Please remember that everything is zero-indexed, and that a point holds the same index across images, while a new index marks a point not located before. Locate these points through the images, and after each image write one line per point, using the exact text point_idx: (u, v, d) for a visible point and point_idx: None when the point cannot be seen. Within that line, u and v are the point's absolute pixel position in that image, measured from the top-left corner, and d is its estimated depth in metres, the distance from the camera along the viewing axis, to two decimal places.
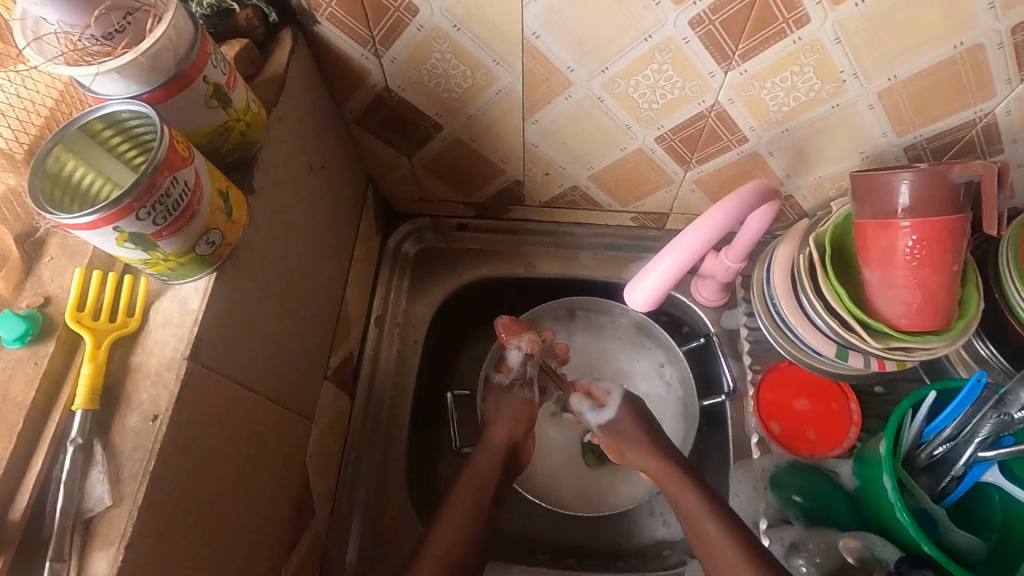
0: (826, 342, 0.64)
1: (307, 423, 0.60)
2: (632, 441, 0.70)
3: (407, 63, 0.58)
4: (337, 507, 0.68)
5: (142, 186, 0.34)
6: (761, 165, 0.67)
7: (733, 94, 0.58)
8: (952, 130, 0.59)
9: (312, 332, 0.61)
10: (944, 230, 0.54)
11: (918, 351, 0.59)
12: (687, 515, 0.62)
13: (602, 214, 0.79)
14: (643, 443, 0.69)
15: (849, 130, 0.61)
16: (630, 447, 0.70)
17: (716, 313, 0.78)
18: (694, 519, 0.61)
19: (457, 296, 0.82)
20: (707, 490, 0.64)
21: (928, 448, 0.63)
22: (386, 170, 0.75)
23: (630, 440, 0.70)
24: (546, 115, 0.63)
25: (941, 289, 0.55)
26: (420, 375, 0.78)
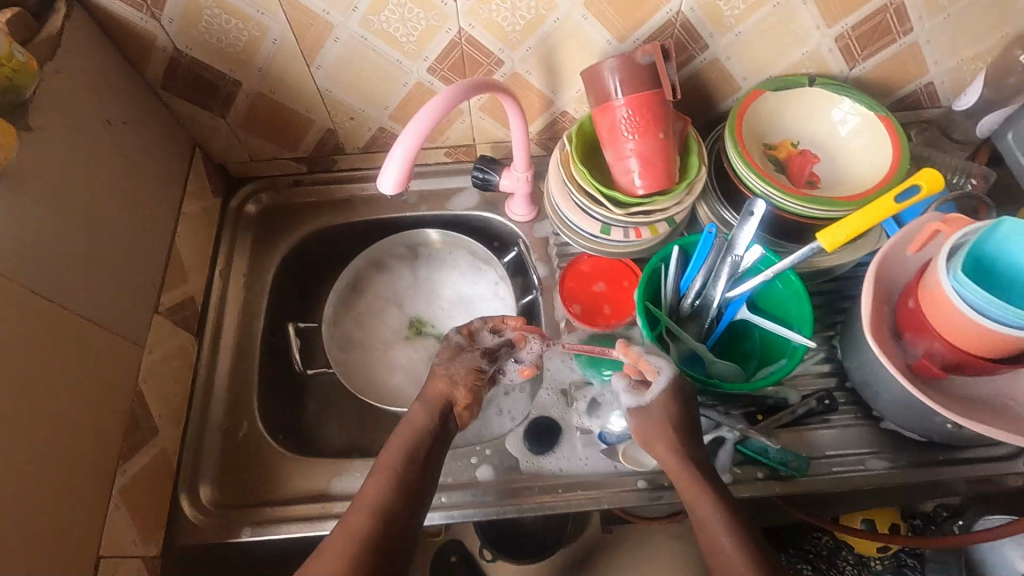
0: (590, 221, 0.75)
1: (137, 349, 0.67)
2: (659, 431, 0.64)
3: (184, 23, 0.66)
4: (192, 435, 0.74)
5: None
6: (525, 84, 0.78)
7: (471, 20, 0.69)
8: (659, 30, 0.72)
9: (133, 269, 0.68)
10: (643, 104, 0.65)
11: (655, 213, 0.71)
12: (699, 516, 0.57)
13: (418, 154, 0.89)
14: (671, 441, 0.63)
15: (578, 40, 0.73)
16: (658, 440, 0.64)
17: (528, 226, 0.89)
18: (709, 524, 0.56)
19: (301, 245, 0.91)
20: (728, 496, 0.58)
21: (686, 299, 0.74)
22: (209, 134, 0.82)
23: (659, 428, 0.64)
24: (325, 59, 0.72)
25: (656, 155, 0.67)
26: (269, 317, 0.86)
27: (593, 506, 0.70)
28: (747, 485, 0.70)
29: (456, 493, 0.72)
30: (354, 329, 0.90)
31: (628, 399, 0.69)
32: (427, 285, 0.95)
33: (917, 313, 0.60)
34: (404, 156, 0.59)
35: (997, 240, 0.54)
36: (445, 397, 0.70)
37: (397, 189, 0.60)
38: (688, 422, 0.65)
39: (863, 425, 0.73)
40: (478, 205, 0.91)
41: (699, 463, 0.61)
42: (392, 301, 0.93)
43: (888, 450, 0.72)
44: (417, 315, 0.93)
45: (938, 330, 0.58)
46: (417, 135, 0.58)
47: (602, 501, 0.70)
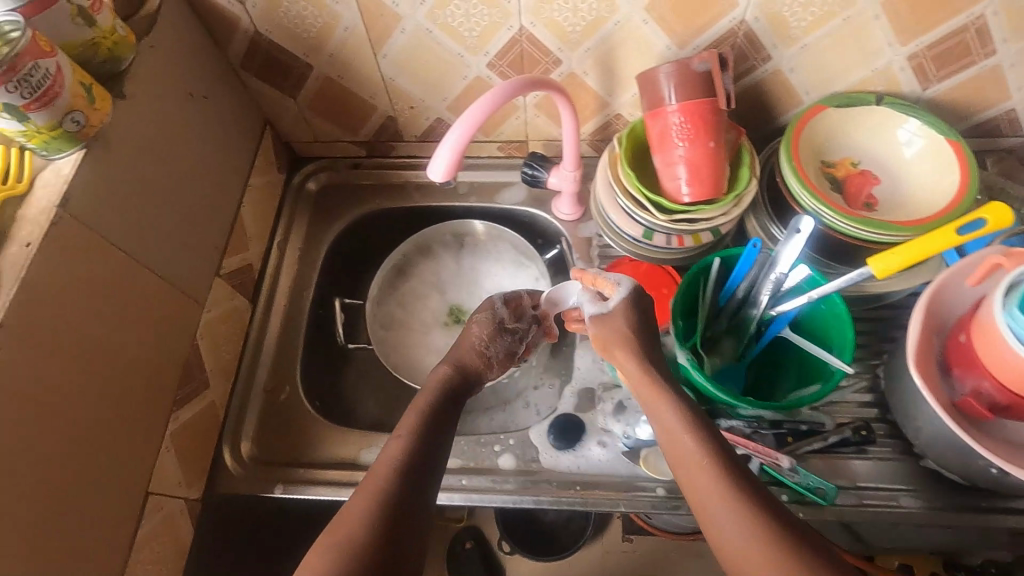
0: (635, 227, 0.75)
1: (198, 306, 0.72)
2: (618, 336, 0.63)
3: (266, 7, 0.71)
4: (238, 392, 0.79)
5: (6, 66, 0.48)
6: (581, 84, 0.79)
7: (533, 18, 0.71)
8: (720, 39, 0.71)
9: (202, 231, 0.73)
10: (697, 111, 0.66)
11: (700, 223, 0.71)
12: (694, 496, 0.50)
13: (473, 146, 0.92)
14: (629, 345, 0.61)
15: (636, 45, 0.73)
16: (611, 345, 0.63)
17: (573, 224, 0.90)
18: (672, 430, 0.54)
19: (354, 225, 0.95)
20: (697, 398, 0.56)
21: (724, 313, 0.73)
22: (280, 114, 0.88)
23: (614, 331, 0.63)
24: (392, 49, 0.76)
25: (704, 162, 0.67)
26: (318, 289, 0.90)
27: (611, 506, 0.70)
28: None
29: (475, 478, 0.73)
30: (395, 308, 0.94)
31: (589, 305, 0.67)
32: (470, 274, 0.98)
33: (965, 348, 0.57)
34: (454, 148, 0.61)
35: None
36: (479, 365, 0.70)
37: (446, 176, 0.63)
38: (644, 330, 0.63)
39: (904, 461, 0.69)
40: (526, 200, 0.93)
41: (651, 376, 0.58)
42: (434, 287, 0.97)
43: (925, 488, 0.68)
44: (456, 303, 0.96)
45: (988, 368, 0.55)
46: (470, 131, 0.61)
47: (620, 505, 0.70)
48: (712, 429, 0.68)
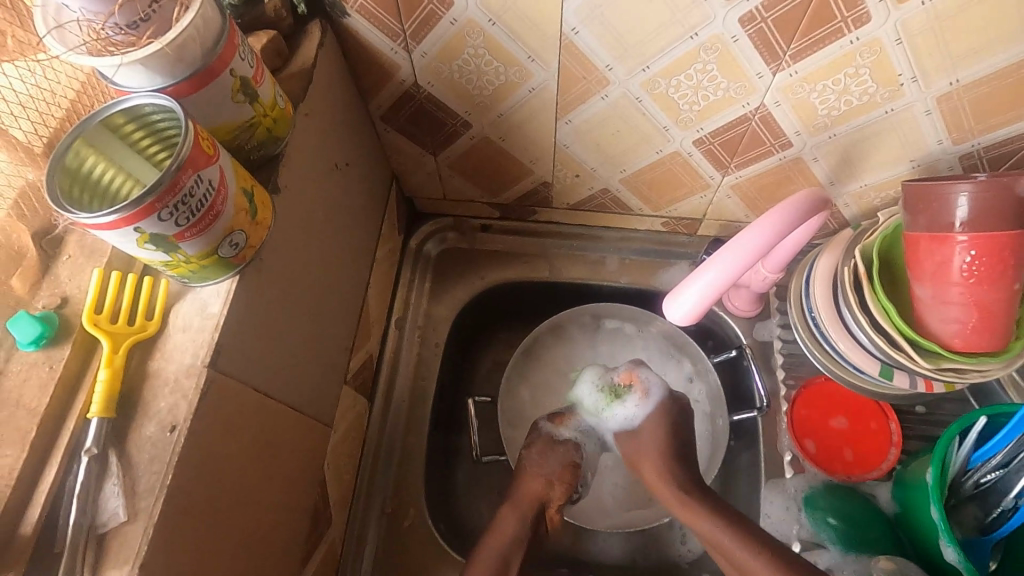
0: (870, 361, 0.61)
1: (327, 428, 0.58)
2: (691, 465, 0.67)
3: (438, 58, 0.55)
4: (355, 518, 0.66)
5: (164, 186, 0.33)
6: (804, 171, 0.63)
7: (780, 97, 0.55)
8: (1012, 139, 0.54)
9: (335, 334, 0.58)
10: (1006, 246, 0.50)
11: (971, 372, 0.56)
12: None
13: (634, 219, 0.77)
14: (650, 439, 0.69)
15: (900, 138, 0.57)
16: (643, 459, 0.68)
17: (748, 323, 0.75)
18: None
19: (480, 299, 0.80)
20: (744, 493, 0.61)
21: (975, 476, 0.59)
22: (411, 168, 0.73)
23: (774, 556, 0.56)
24: (580, 115, 0.60)
25: (999, 308, 0.52)
26: (440, 379, 0.76)
27: None
28: None
29: None
30: (526, 400, 0.79)
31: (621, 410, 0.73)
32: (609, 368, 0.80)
33: None
34: (707, 288, 0.52)
35: None
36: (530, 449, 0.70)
37: (689, 319, 0.54)
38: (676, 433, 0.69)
39: None
40: None
41: (685, 485, 0.64)
42: (566, 377, 0.81)
43: None
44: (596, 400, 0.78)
45: None
46: (734, 266, 0.50)
47: None
48: None
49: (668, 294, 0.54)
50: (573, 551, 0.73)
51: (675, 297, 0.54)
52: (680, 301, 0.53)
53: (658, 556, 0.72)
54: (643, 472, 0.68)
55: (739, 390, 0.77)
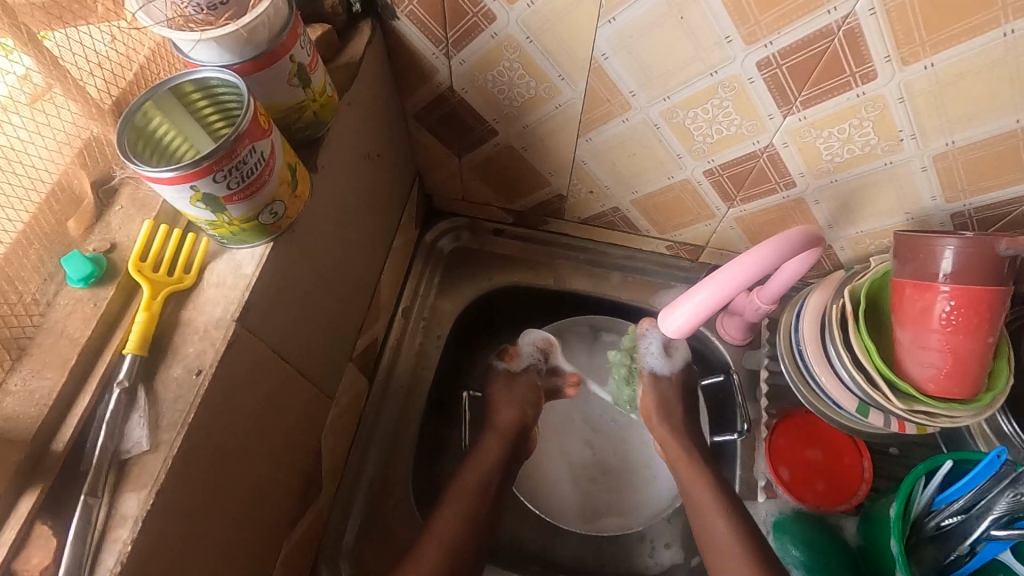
0: (848, 397, 0.64)
1: (328, 399, 0.61)
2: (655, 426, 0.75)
3: (474, 68, 0.59)
4: (342, 490, 0.68)
5: (222, 151, 0.36)
6: (805, 211, 0.67)
7: (788, 138, 0.59)
8: (1002, 203, 0.57)
9: (347, 311, 0.62)
10: (984, 300, 0.54)
11: (942, 417, 0.59)
12: None
13: (640, 239, 0.80)
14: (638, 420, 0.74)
15: (897, 190, 0.61)
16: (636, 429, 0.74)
17: (738, 351, 0.78)
18: None
19: (485, 298, 0.83)
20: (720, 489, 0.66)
21: (936, 518, 0.62)
22: (435, 167, 0.77)
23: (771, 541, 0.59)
24: (601, 135, 0.64)
25: (972, 359, 0.55)
26: (438, 370, 0.79)
27: None
28: None
29: None
30: None
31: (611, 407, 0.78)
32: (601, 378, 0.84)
33: None
34: (700, 307, 0.55)
35: None
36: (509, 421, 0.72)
37: (678, 333, 0.57)
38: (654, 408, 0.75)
39: None
40: None
41: None
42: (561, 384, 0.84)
43: None
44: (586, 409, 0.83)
45: None
46: (726, 288, 0.53)
47: None
48: None
49: (663, 308, 0.57)
50: (544, 548, 0.76)
51: (671, 309, 0.57)
52: (675, 315, 0.56)
53: (626, 564, 0.75)
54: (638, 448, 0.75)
55: (722, 412, 0.80)
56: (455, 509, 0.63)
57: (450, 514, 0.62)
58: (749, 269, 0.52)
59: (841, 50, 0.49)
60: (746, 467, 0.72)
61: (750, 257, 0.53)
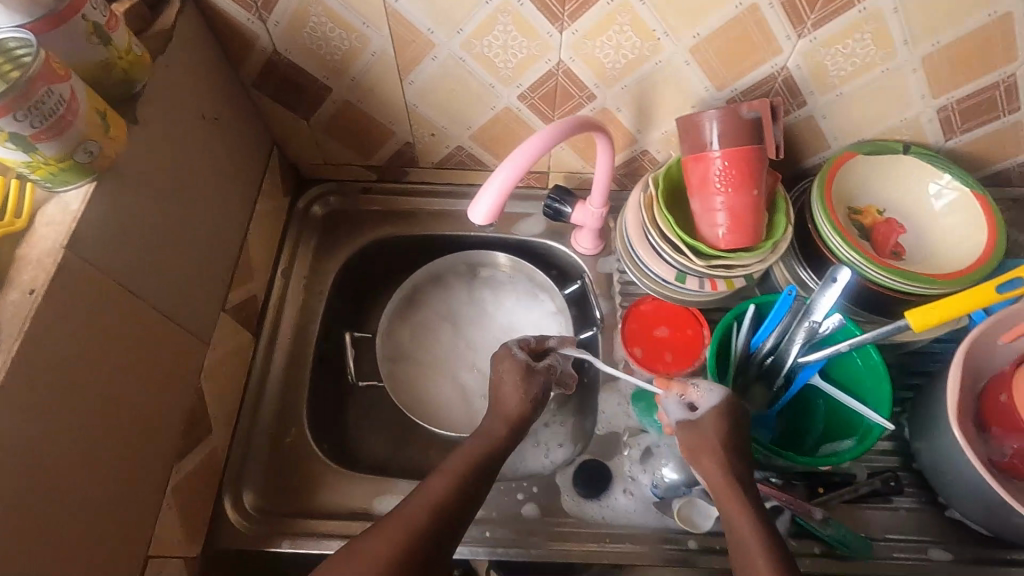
0: (667, 269, 0.73)
1: (203, 344, 0.66)
2: (705, 445, 0.62)
3: (289, 28, 0.66)
4: (240, 436, 0.73)
5: (17, 92, 0.42)
6: (613, 120, 0.77)
7: (572, 53, 0.68)
8: (760, 83, 0.70)
9: (209, 264, 0.68)
10: (744, 158, 0.64)
11: (738, 268, 0.70)
12: None
13: (492, 175, 0.88)
14: (716, 450, 0.61)
15: (674, 86, 0.71)
16: None
17: (593, 260, 0.88)
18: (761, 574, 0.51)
19: (362, 252, 0.90)
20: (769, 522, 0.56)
21: (755, 358, 0.72)
22: (289, 135, 0.82)
23: (710, 445, 0.61)
24: (420, 76, 0.72)
25: (746, 211, 0.66)
26: (324, 321, 0.85)
27: (639, 561, 0.68)
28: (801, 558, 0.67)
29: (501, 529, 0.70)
30: (405, 339, 0.90)
31: (678, 413, 0.65)
32: (481, 307, 0.94)
33: (1011, 408, 0.58)
34: (503, 184, 0.57)
35: None
36: (517, 410, 0.67)
37: (487, 221, 0.59)
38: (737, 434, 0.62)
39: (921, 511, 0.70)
40: (544, 233, 0.90)
41: None
42: (446, 318, 0.93)
43: (953, 539, 0.69)
44: (470, 336, 0.92)
45: None
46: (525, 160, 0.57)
47: (647, 557, 0.68)
48: None
49: (470, 199, 0.59)
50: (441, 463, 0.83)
51: (478, 198, 0.59)
52: (482, 199, 0.58)
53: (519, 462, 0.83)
54: (700, 456, 0.61)
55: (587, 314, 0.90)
56: (460, 479, 0.58)
57: (450, 476, 0.58)
58: (542, 144, 0.58)
59: None
60: (607, 355, 0.82)
61: (541, 137, 0.59)
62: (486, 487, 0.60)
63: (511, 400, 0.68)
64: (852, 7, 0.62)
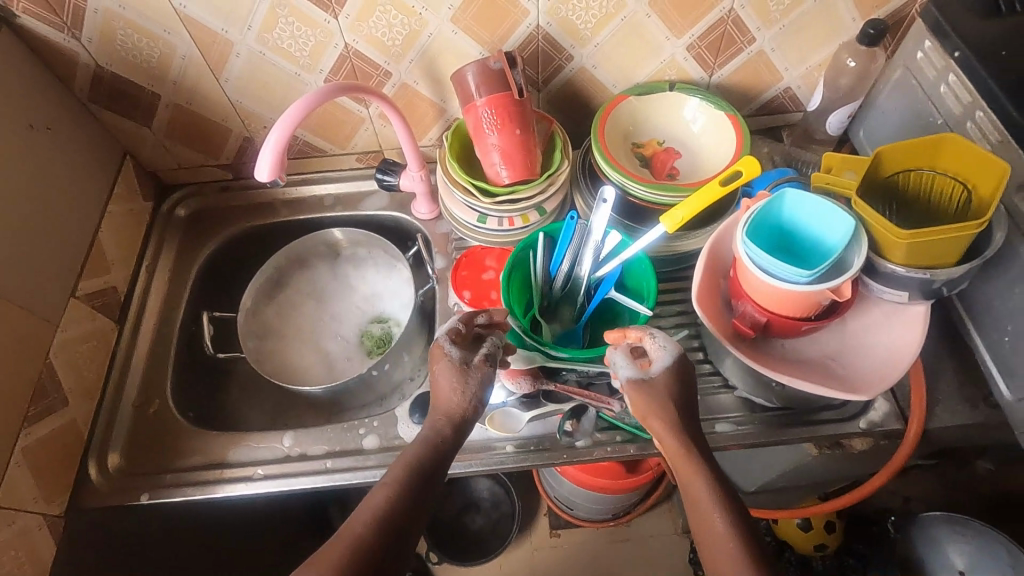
0: (469, 213, 0.83)
1: (49, 324, 0.74)
2: (657, 405, 0.62)
3: (102, 42, 0.77)
4: (103, 410, 0.81)
5: None
6: (415, 93, 0.87)
7: (354, 36, 0.79)
8: (525, 41, 0.81)
9: (52, 255, 0.76)
10: (501, 102, 0.74)
11: (522, 202, 0.80)
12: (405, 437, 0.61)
13: (333, 160, 0.98)
14: (667, 415, 0.61)
15: (453, 54, 0.82)
16: None
17: (432, 224, 0.97)
18: (702, 502, 0.56)
19: (225, 244, 0.99)
20: (718, 475, 0.58)
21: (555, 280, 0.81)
22: (138, 144, 0.92)
23: (656, 403, 0.62)
24: (231, 73, 0.82)
25: (514, 149, 0.76)
26: (189, 307, 0.93)
27: (464, 468, 0.75)
28: (604, 448, 0.75)
29: (341, 460, 0.78)
30: (272, 318, 0.98)
31: (629, 371, 0.64)
32: (344, 283, 1.02)
33: (735, 281, 0.66)
34: (280, 138, 0.67)
35: (788, 207, 0.62)
36: (457, 414, 0.62)
37: (272, 174, 0.68)
38: (685, 399, 0.64)
39: (720, 393, 0.77)
40: (388, 205, 0.99)
41: None
42: (311, 295, 1.01)
43: (738, 415, 0.77)
44: (334, 309, 1.01)
45: (751, 295, 0.64)
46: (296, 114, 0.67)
47: (472, 465, 0.75)
48: (550, 382, 0.75)
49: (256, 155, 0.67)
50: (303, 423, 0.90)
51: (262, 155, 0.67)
52: (265, 153, 0.67)
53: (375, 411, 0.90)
54: (648, 418, 0.62)
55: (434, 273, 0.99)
56: (399, 487, 0.55)
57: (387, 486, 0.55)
58: (310, 102, 0.68)
59: None
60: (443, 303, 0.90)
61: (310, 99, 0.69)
62: (431, 490, 0.57)
63: (447, 395, 0.63)
64: None
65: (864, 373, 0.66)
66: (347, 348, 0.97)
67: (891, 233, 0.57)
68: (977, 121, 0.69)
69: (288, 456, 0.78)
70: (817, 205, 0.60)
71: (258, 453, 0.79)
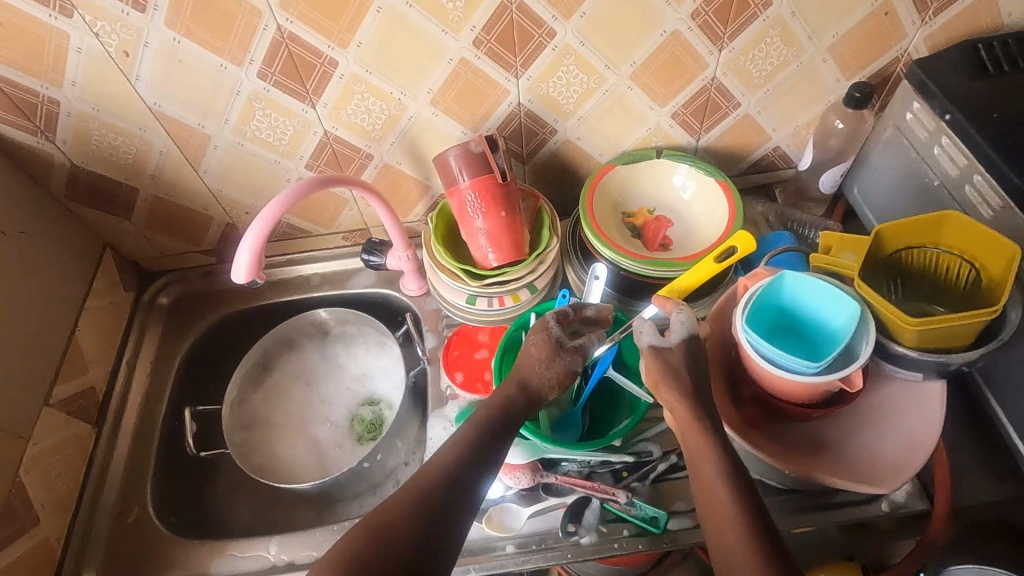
0: (457, 294, 0.80)
1: (20, 438, 0.71)
2: (672, 375, 0.62)
3: (76, 142, 0.75)
4: (77, 523, 0.77)
5: None
6: (399, 172, 0.85)
7: (333, 123, 0.77)
8: (507, 119, 0.80)
9: (25, 364, 0.73)
10: (485, 185, 0.72)
11: (512, 282, 0.77)
12: None
13: (318, 240, 0.96)
14: (680, 382, 0.61)
15: (435, 135, 0.81)
16: None
17: (421, 300, 0.94)
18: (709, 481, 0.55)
19: (208, 331, 0.95)
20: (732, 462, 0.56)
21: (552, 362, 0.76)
22: (118, 235, 0.89)
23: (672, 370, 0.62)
24: (211, 164, 0.81)
25: (500, 230, 0.74)
26: (171, 401, 0.90)
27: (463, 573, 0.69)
28: (612, 545, 0.69)
29: None
30: (259, 406, 0.94)
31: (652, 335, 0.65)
32: (333, 363, 0.98)
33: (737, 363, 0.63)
34: (256, 239, 0.65)
35: (789, 289, 0.60)
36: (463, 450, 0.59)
37: (250, 274, 0.66)
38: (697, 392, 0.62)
39: None
40: (376, 282, 0.97)
41: None
42: (299, 378, 0.97)
43: None
44: (323, 393, 0.96)
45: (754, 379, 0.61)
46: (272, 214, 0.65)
47: (471, 570, 0.70)
48: (549, 474, 0.71)
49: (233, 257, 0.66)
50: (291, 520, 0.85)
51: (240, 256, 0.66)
52: (241, 255, 0.65)
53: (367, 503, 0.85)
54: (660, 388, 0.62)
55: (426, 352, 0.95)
56: None
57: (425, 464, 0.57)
58: (288, 199, 0.67)
59: (297, 50, 0.69)
60: (435, 385, 0.86)
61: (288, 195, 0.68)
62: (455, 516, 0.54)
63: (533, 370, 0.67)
64: (545, 47, 0.72)
65: (878, 460, 0.63)
66: (337, 434, 0.93)
67: (900, 319, 0.54)
68: (975, 185, 0.67)
69: (274, 565, 0.73)
70: (819, 287, 0.58)
71: (243, 563, 0.74)
